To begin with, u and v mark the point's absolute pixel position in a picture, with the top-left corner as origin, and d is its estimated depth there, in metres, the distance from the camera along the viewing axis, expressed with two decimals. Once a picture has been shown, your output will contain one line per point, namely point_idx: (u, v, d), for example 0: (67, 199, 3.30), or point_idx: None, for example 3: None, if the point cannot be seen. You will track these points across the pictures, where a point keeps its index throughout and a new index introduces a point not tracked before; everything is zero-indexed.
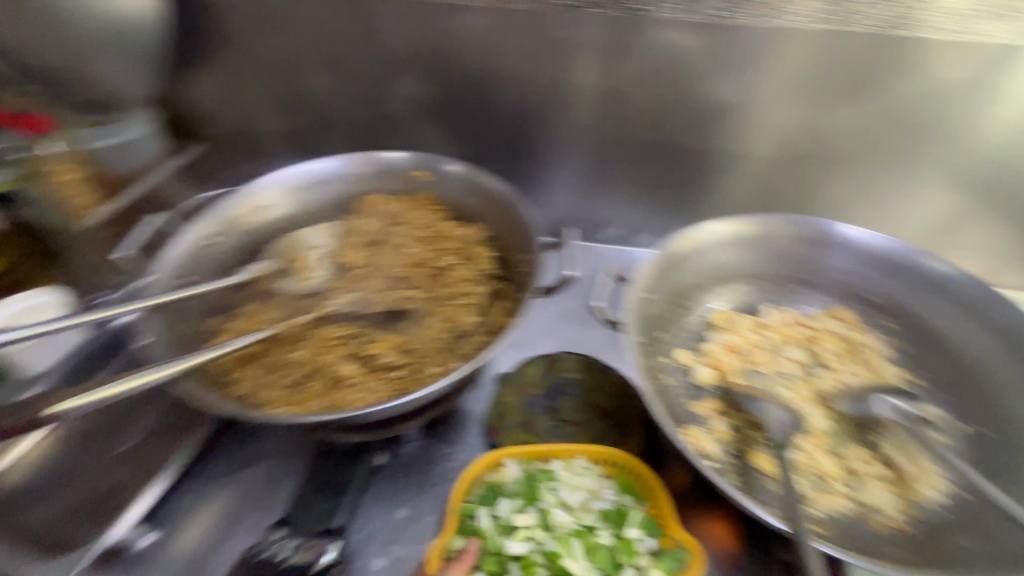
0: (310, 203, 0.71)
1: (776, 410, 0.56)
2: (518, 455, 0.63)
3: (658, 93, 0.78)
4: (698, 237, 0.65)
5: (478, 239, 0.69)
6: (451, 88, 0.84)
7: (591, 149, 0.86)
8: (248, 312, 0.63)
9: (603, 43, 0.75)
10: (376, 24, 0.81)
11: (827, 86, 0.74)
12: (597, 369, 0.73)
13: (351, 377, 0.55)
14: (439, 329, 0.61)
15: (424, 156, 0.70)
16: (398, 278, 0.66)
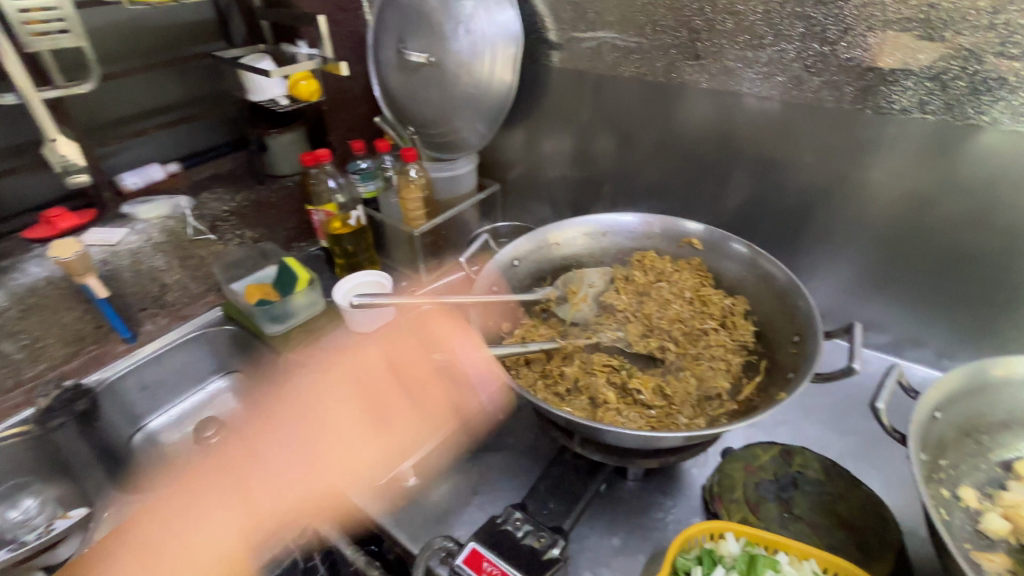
0: (593, 247, 0.83)
1: None
2: (738, 531, 0.58)
3: (977, 205, 0.72)
4: (1014, 368, 0.57)
5: (740, 312, 0.73)
6: (732, 168, 0.90)
7: (874, 249, 0.83)
8: (530, 326, 0.76)
9: (920, 148, 0.73)
10: (677, 108, 0.90)
11: None
12: (841, 476, 0.68)
13: (611, 402, 0.63)
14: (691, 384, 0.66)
15: (714, 234, 0.77)
16: (658, 329, 0.73)
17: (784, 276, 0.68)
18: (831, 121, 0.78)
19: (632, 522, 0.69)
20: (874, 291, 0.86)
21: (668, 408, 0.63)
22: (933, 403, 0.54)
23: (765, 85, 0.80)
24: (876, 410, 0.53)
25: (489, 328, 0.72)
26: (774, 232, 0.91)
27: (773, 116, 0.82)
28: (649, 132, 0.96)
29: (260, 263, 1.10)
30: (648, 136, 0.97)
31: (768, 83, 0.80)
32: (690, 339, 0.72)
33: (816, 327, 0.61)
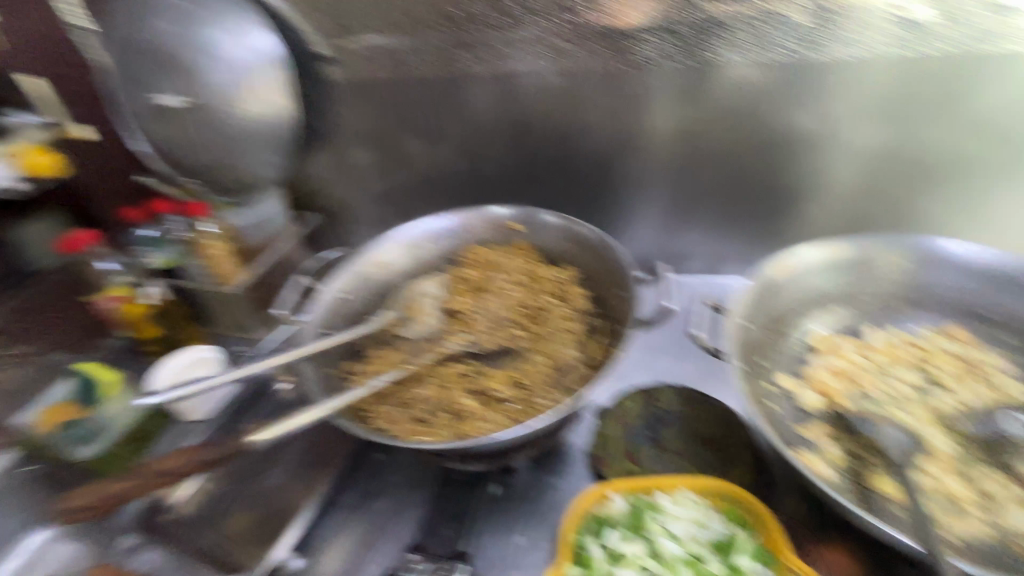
0: (419, 258, 0.81)
1: (893, 430, 0.56)
2: (621, 487, 0.59)
3: (735, 129, 0.82)
4: (791, 265, 0.65)
5: (571, 280, 0.76)
6: (534, 145, 0.93)
7: (670, 188, 0.91)
8: (378, 357, 0.71)
9: (678, 90, 0.81)
10: (467, 100, 0.91)
11: (912, 106, 0.75)
12: (695, 400, 0.75)
13: (474, 409, 0.61)
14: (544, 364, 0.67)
15: (522, 210, 0.80)
16: (504, 320, 0.73)
17: (598, 237, 0.73)
18: (602, 83, 0.83)
19: (531, 513, 0.69)
20: (682, 225, 0.95)
21: (529, 394, 0.63)
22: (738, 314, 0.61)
23: (537, 59, 0.83)
24: (696, 338, 0.58)
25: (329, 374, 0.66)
26: (587, 194, 0.96)
27: (554, 87, 0.85)
28: (448, 127, 0.95)
29: (46, 379, 0.91)
30: (449, 129, 0.95)
31: (539, 58, 0.83)
32: (535, 321, 0.73)
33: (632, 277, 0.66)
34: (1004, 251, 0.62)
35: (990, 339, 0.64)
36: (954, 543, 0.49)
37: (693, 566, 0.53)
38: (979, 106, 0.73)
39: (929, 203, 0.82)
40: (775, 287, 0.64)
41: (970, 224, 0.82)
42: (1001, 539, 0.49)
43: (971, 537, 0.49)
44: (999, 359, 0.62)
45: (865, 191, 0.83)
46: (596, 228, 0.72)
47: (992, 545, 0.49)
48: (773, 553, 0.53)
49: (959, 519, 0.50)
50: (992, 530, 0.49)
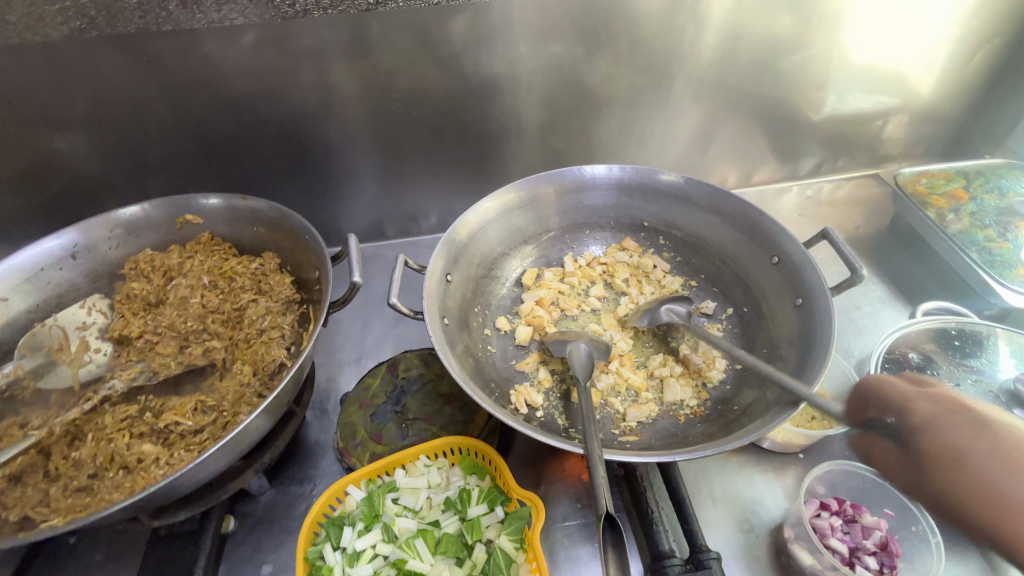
0: (60, 283, 0.63)
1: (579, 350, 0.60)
2: (357, 478, 0.55)
3: (421, 79, 0.80)
4: (469, 223, 0.64)
5: (272, 269, 0.67)
6: (204, 118, 0.78)
7: (378, 148, 0.86)
8: (11, 426, 0.54)
9: (350, 42, 0.74)
10: (91, 70, 0.71)
11: (567, 44, 0.80)
12: (435, 360, 0.74)
13: (151, 455, 0.50)
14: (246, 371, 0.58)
15: (172, 200, 0.67)
16: (191, 333, 0.62)
17: (287, 215, 0.64)
18: (257, 39, 0.72)
19: (279, 535, 0.62)
20: (401, 184, 0.92)
21: (226, 415, 0.54)
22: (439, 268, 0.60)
23: (164, 14, 0.68)
24: (394, 306, 0.56)
25: None
26: (289, 167, 0.86)
27: (201, 47, 0.71)
28: (75, 108, 0.74)
29: None
30: (77, 110, 0.74)
31: (167, 13, 0.68)
32: (233, 324, 0.63)
33: (326, 254, 0.60)
34: (629, 165, 0.68)
35: (653, 245, 0.74)
36: (632, 427, 0.57)
37: (429, 532, 0.52)
38: (618, 39, 0.81)
39: (604, 131, 0.92)
40: (461, 248, 0.63)
41: (638, 145, 0.95)
42: (665, 412, 0.58)
43: (645, 418, 0.58)
44: (660, 259, 0.72)
45: (552, 127, 0.90)
46: (282, 205, 0.64)
47: (660, 418, 0.58)
48: (502, 490, 0.55)
49: (635, 406, 0.58)
50: (659, 407, 0.59)
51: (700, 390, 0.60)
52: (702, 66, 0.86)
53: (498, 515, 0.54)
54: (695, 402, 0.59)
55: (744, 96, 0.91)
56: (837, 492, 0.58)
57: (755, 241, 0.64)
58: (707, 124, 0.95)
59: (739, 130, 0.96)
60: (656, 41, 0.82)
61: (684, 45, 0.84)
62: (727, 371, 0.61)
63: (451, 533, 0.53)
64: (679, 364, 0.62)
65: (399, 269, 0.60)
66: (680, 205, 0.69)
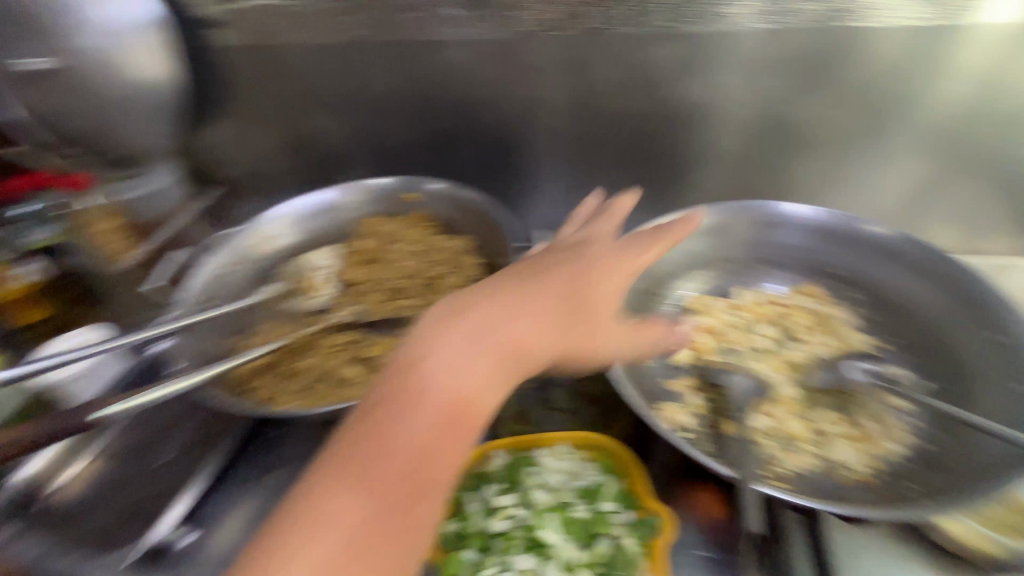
0: (312, 230, 0.80)
1: (740, 378, 0.62)
2: (505, 444, 0.62)
3: (626, 100, 0.85)
4: (658, 236, 0.68)
5: (466, 248, 0.77)
6: (436, 116, 0.92)
7: (571, 159, 0.93)
8: (263, 330, 0.70)
9: (571, 61, 0.82)
10: (365, 69, 0.89)
11: (782, 77, 0.79)
12: (585, 363, 0.78)
13: (356, 378, 0.62)
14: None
15: (408, 180, 0.80)
16: (396, 289, 0.74)
17: (488, 205, 0.75)
18: (494, 53, 0.83)
19: None
20: (582, 195, 0.98)
21: None
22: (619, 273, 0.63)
23: (429, 28, 0.82)
24: None
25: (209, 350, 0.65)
26: (491, 166, 0.97)
27: (448, 57, 0.85)
28: (348, 97, 0.93)
29: None
30: (348, 99, 0.93)
31: (431, 27, 0.83)
32: (428, 289, 0.74)
33: (517, 244, 0.68)
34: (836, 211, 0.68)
35: (841, 296, 0.69)
36: (785, 474, 0.55)
37: (560, 511, 0.56)
38: (841, 79, 0.78)
39: (803, 172, 0.88)
40: (643, 257, 0.67)
41: (839, 191, 0.89)
42: (827, 468, 0.55)
43: (801, 468, 0.55)
44: (846, 312, 0.68)
45: (746, 160, 0.88)
46: (487, 195, 0.74)
47: (818, 474, 0.55)
48: (635, 496, 0.56)
49: (791, 454, 0.55)
50: (819, 462, 0.55)
51: (872, 459, 0.55)
52: (938, 116, 0.79)
53: (628, 517, 0.55)
54: (864, 469, 0.54)
55: (986, 154, 0.81)
56: None
57: (971, 314, 0.60)
58: (931, 180, 0.85)
59: (973, 190, 0.84)
60: (887, 83, 0.77)
61: (919, 91, 0.77)
62: (908, 445, 0.55)
63: (580, 519, 0.55)
64: (851, 426, 0.58)
65: None
66: (883, 261, 0.68)
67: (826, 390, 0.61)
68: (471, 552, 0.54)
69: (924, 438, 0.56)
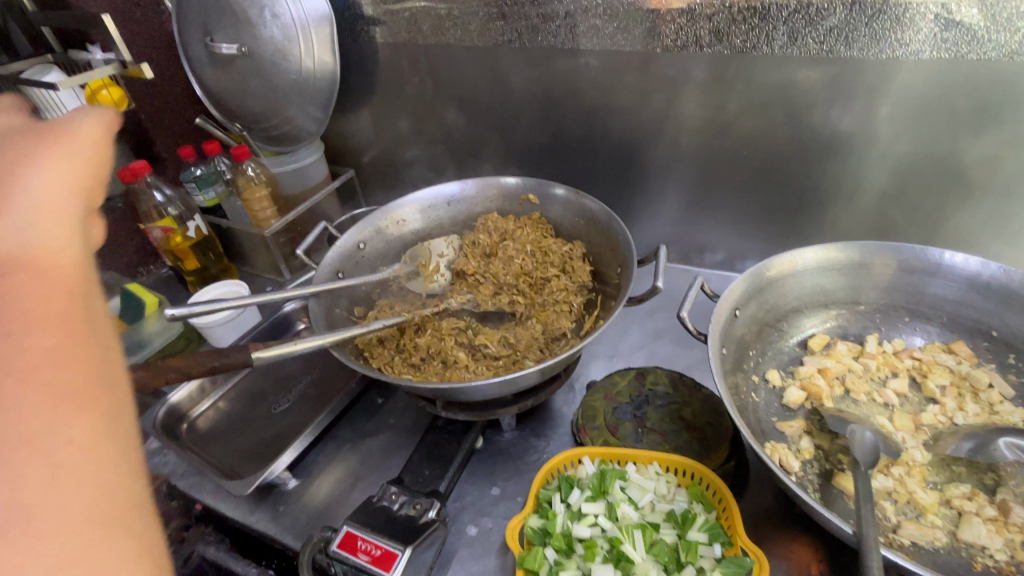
0: (437, 219, 0.84)
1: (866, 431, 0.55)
2: (593, 454, 0.62)
3: (765, 122, 0.81)
4: (784, 264, 0.64)
5: (578, 254, 0.78)
6: (565, 121, 0.94)
7: (695, 176, 0.91)
8: (383, 305, 0.76)
9: (710, 79, 0.80)
10: (503, 71, 0.93)
11: (952, 112, 0.71)
12: (684, 385, 0.76)
13: (462, 362, 0.65)
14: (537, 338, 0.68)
15: (535, 182, 0.82)
16: (506, 284, 0.76)
17: (605, 214, 0.74)
18: (632, 64, 0.83)
19: (510, 470, 0.73)
20: (701, 214, 0.95)
21: (517, 355, 0.66)
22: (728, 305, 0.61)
23: (571, 36, 0.84)
24: (682, 319, 0.61)
25: (336, 315, 0.71)
26: (610, 175, 0.97)
27: (587, 67, 0.86)
28: (484, 97, 0.97)
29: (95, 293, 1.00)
30: (484, 97, 0.97)
31: (572, 36, 0.84)
32: (537, 290, 0.76)
33: (633, 257, 0.67)
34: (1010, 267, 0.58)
35: (996, 360, 0.61)
36: (903, 544, 0.50)
37: (646, 530, 0.55)
38: None
39: (962, 218, 0.79)
40: (766, 285, 0.64)
41: (1004, 244, 0.79)
42: (954, 548, 0.49)
43: (923, 542, 0.50)
44: (1000, 380, 0.60)
45: (894, 197, 0.81)
46: (605, 204, 0.74)
47: (943, 552, 0.49)
48: (726, 531, 0.54)
49: (914, 524, 0.50)
50: (947, 538, 0.50)
51: (1016, 548, 0.48)
52: None
53: (716, 551, 0.53)
54: (1004, 557, 0.48)
55: None
56: None
57: None
58: None
59: None
60: None
61: None
62: None
63: (666, 543, 0.54)
64: (992, 508, 0.51)
65: (695, 289, 0.63)
66: None
67: (962, 461, 0.55)
68: (551, 551, 0.54)
69: None
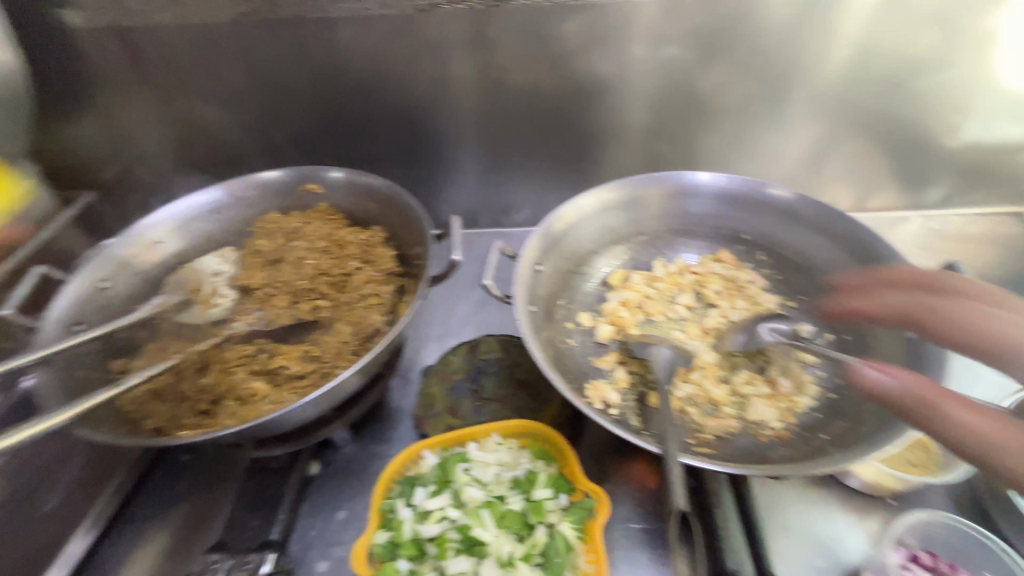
0: (200, 234, 0.72)
1: (663, 349, 0.61)
2: (432, 444, 0.60)
3: (533, 75, 0.82)
4: (568, 215, 0.66)
5: (377, 240, 0.72)
6: (334, 99, 0.85)
7: (483, 139, 0.90)
8: (152, 350, 0.62)
9: (471, 36, 0.78)
10: (246, 51, 0.80)
11: (681, 46, 0.79)
12: (513, 347, 0.76)
13: (262, 391, 0.57)
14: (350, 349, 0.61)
15: (306, 170, 0.74)
16: (303, 290, 0.68)
17: (393, 191, 0.70)
18: (390, 29, 0.78)
19: (355, 486, 0.67)
20: (500, 175, 0.95)
21: (326, 367, 0.59)
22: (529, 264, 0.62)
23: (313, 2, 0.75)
24: (487, 288, 0.59)
25: (84, 380, 0.57)
26: (400, 151, 0.92)
27: (346, 37, 0.78)
28: (233, 84, 0.84)
29: None
30: (232, 83, 0.84)
31: (315, 4, 0.75)
32: (340, 288, 0.69)
33: (429, 234, 0.64)
34: (739, 176, 0.68)
35: (751, 259, 0.71)
36: (707, 439, 0.56)
37: (493, 506, 0.54)
38: (737, 48, 0.79)
39: (709, 141, 0.90)
40: (558, 237, 0.65)
41: (742, 158, 0.92)
42: (745, 429, 0.57)
43: (722, 432, 0.57)
44: (756, 275, 0.70)
45: (657, 132, 0.89)
46: (391, 182, 0.69)
47: (738, 435, 0.57)
48: (568, 479, 0.56)
49: (713, 419, 0.57)
50: (739, 423, 0.57)
51: (786, 414, 0.57)
52: (825, 83, 0.82)
53: (562, 502, 0.55)
54: (780, 425, 0.57)
55: (869, 115, 0.86)
56: (930, 548, 0.54)
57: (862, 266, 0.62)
58: (821, 144, 0.90)
59: (858, 149, 0.90)
60: (780, 50, 0.79)
61: (807, 58, 0.80)
62: (817, 397, 0.58)
63: (514, 511, 0.54)
64: (765, 385, 0.60)
65: (495, 254, 0.62)
66: (787, 222, 0.68)
67: (740, 352, 0.63)
68: (404, 563, 0.51)
69: (829, 387, 0.59)
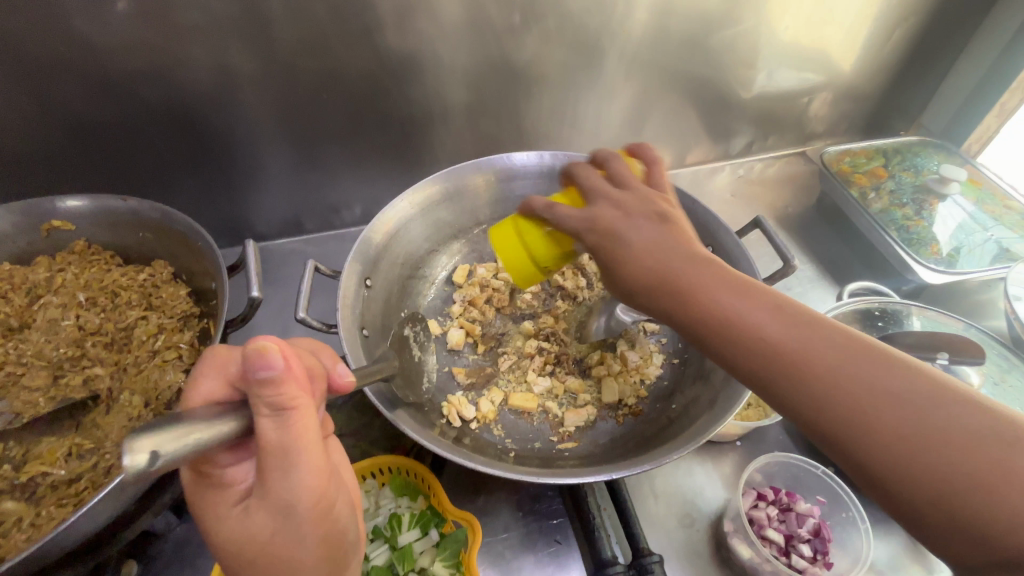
0: None
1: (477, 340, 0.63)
2: None
3: (328, 60, 0.72)
4: (385, 224, 0.58)
5: (164, 279, 0.59)
6: (72, 103, 0.68)
7: (287, 135, 0.79)
8: None
9: (239, 17, 0.66)
10: None
11: (486, 17, 0.74)
12: None
13: (13, 516, 0.43)
14: (222, 540, 0.32)
15: (27, 206, 0.56)
16: (60, 360, 0.53)
17: (170, 216, 0.56)
18: (130, 12, 0.62)
19: None
20: (317, 172, 0.85)
21: (109, 458, 0.47)
22: (187, 436, 0.26)
23: None
24: (303, 321, 0.50)
25: None
26: (186, 156, 0.77)
27: (66, 22, 0.61)
28: None
29: None
30: None
31: None
32: (119, 347, 0.55)
33: (222, 264, 0.53)
34: (551, 152, 0.64)
35: None
36: (570, 433, 0.56)
37: None
38: (543, 17, 0.76)
39: (533, 115, 0.88)
40: (379, 250, 0.58)
41: (567, 127, 0.91)
42: (603, 415, 0.57)
43: (581, 422, 0.56)
44: None
45: (480, 109, 0.84)
46: (164, 205, 0.55)
47: (596, 421, 0.57)
48: (436, 513, 0.52)
49: (573, 411, 0.57)
50: (597, 408, 0.58)
51: (639, 388, 0.59)
52: (632, 46, 0.83)
53: (432, 538, 0.52)
54: (634, 401, 0.58)
55: (674, 76, 0.89)
56: (773, 481, 0.59)
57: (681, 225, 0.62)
58: (639, 106, 0.92)
59: (671, 107, 0.94)
60: (584, 18, 0.77)
61: (613, 25, 0.80)
62: (666, 365, 0.60)
63: (380, 565, 0.51)
64: (617, 362, 0.61)
65: (308, 276, 0.53)
66: None
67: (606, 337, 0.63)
68: None
69: (673, 351, 0.61)
